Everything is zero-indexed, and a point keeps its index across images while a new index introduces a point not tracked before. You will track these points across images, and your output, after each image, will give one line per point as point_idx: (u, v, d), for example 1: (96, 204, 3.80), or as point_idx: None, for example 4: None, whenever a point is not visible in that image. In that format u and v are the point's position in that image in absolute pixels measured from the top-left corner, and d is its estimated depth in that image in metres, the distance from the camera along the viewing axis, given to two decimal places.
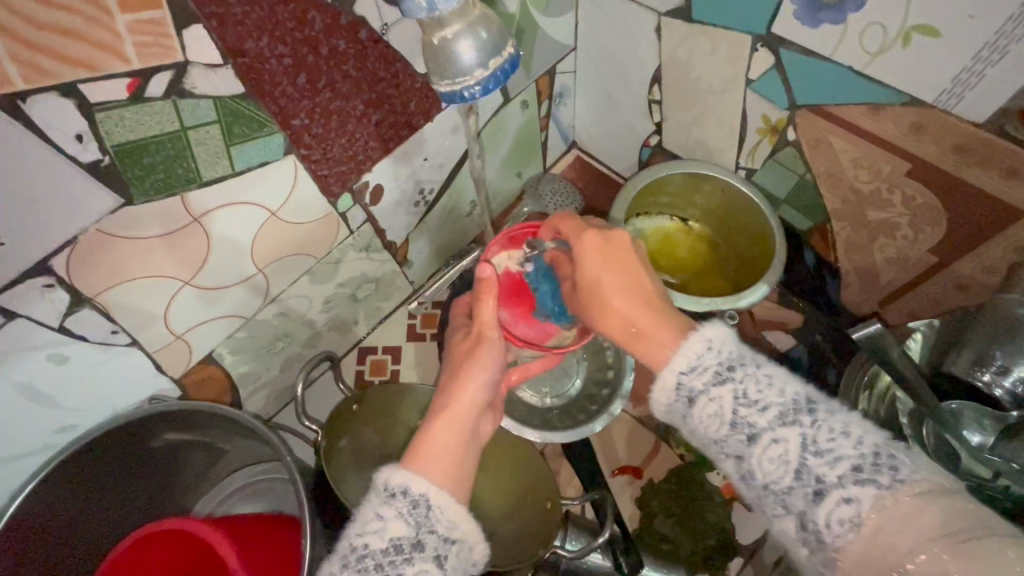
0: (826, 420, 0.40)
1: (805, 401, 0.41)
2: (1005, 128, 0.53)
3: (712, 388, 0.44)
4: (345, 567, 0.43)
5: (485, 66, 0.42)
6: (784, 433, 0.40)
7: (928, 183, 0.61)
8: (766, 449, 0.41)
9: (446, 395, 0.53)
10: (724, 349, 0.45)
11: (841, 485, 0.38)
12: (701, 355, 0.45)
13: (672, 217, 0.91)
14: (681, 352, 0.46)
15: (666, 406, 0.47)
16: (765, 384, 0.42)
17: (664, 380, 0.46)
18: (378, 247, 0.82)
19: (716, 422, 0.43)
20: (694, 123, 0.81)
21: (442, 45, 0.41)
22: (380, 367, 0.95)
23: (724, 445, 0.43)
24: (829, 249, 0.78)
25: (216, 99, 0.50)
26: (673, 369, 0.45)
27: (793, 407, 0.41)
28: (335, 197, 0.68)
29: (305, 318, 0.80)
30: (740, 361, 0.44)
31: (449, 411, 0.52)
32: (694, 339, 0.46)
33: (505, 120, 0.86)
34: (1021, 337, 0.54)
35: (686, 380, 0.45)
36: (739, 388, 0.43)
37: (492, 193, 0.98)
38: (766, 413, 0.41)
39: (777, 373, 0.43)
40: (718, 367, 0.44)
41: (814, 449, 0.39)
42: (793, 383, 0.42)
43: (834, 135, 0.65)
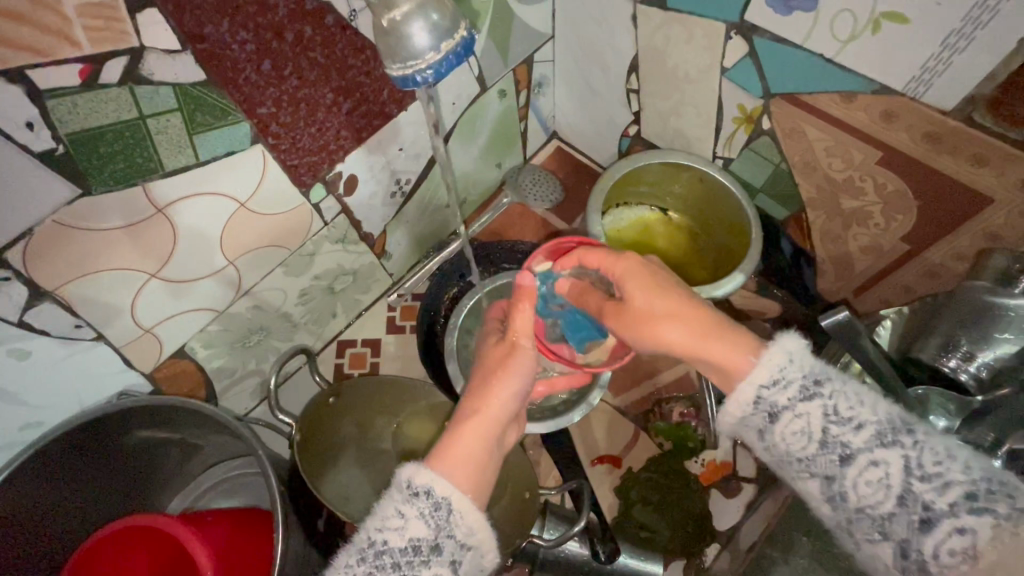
0: (928, 441, 0.40)
1: (902, 422, 0.41)
2: (973, 116, 0.53)
3: (798, 403, 0.44)
4: (363, 561, 0.42)
5: (438, 49, 0.41)
6: (883, 455, 0.41)
7: (900, 171, 0.62)
8: (861, 471, 0.41)
9: (477, 397, 0.53)
10: (806, 364, 0.45)
11: (952, 514, 0.38)
12: (782, 369, 0.45)
13: (652, 206, 0.92)
14: (761, 366, 0.46)
15: (743, 418, 0.47)
16: (857, 402, 0.43)
17: (742, 395, 0.46)
18: (354, 239, 0.81)
19: (803, 440, 0.43)
20: (672, 111, 0.81)
21: (392, 28, 0.40)
22: (359, 360, 0.95)
23: (810, 463, 0.43)
24: (804, 239, 0.79)
25: (176, 86, 0.49)
26: (754, 383, 0.46)
27: (890, 427, 0.41)
28: (307, 188, 0.67)
29: (280, 311, 0.80)
30: (825, 376, 0.44)
31: (482, 415, 0.52)
32: (774, 353, 0.46)
33: (482, 110, 0.85)
34: (987, 325, 0.55)
35: (769, 395, 0.45)
36: (828, 405, 0.43)
37: (472, 184, 0.97)
38: (860, 433, 0.42)
39: (866, 390, 0.43)
40: (804, 382, 0.44)
41: (918, 474, 0.39)
42: (887, 402, 0.42)
43: (808, 123, 0.65)
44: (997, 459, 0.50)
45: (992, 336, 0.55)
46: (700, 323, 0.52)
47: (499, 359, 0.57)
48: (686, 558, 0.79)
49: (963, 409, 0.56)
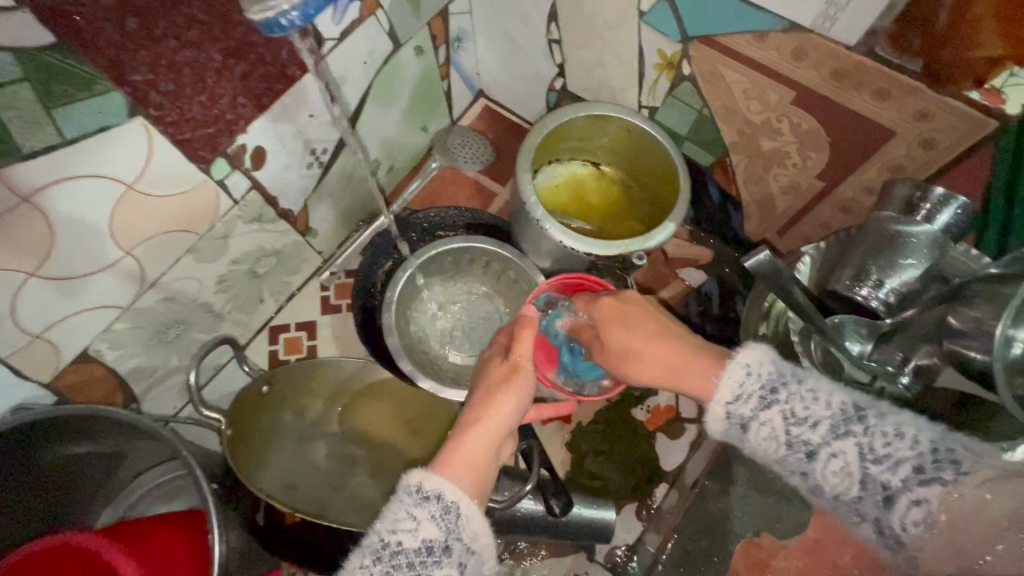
0: (879, 425, 0.40)
1: (854, 409, 0.41)
2: (876, 49, 0.54)
3: (760, 413, 0.44)
4: (377, 561, 0.41)
5: None
6: (840, 445, 0.40)
7: (811, 110, 0.63)
8: (826, 464, 0.41)
9: (480, 409, 0.51)
10: (765, 373, 0.44)
11: (906, 488, 0.38)
12: (741, 382, 0.45)
13: (585, 162, 0.92)
14: (723, 383, 0.45)
15: (718, 430, 0.47)
16: (811, 399, 0.42)
17: (712, 412, 0.46)
18: (271, 217, 0.76)
19: (772, 444, 0.43)
20: (595, 61, 0.79)
21: None
22: (295, 345, 0.90)
23: (785, 463, 0.43)
24: (730, 183, 0.81)
25: (18, 51, 0.42)
26: (719, 401, 0.45)
27: (843, 418, 0.41)
28: (206, 163, 0.61)
29: (197, 301, 0.74)
30: (781, 381, 0.44)
31: (484, 425, 0.50)
32: (732, 368, 0.45)
33: (397, 68, 0.80)
34: (891, 252, 0.58)
35: (734, 410, 0.45)
36: (787, 408, 0.43)
37: (396, 149, 0.93)
38: (817, 429, 0.41)
39: (821, 384, 0.43)
40: (761, 391, 0.44)
41: (873, 457, 0.39)
42: (839, 392, 0.42)
43: (726, 66, 0.65)
44: (904, 377, 0.57)
45: (897, 262, 0.58)
46: (682, 344, 0.52)
47: (500, 379, 0.53)
48: (637, 500, 0.81)
49: (873, 332, 0.60)
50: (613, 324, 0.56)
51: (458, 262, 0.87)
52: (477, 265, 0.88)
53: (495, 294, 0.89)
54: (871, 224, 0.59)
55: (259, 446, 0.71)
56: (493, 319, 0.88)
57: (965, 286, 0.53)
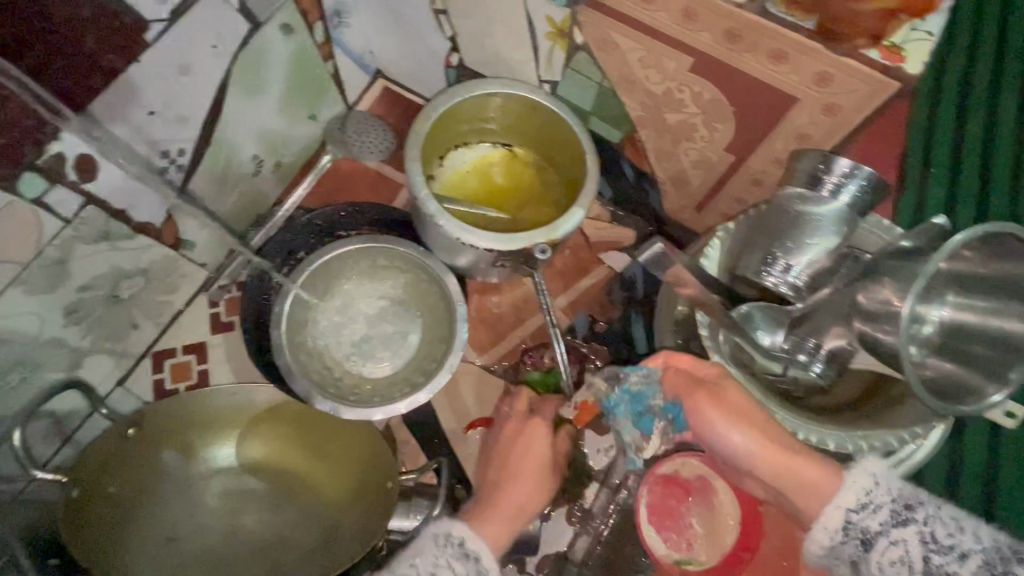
0: None
1: (1009, 549, 0.44)
2: (767, 7, 0.48)
3: (891, 529, 0.46)
4: None
5: None
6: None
7: (710, 77, 0.57)
8: None
9: (507, 485, 0.62)
10: (887, 496, 0.47)
11: None
12: (870, 491, 0.48)
13: (495, 144, 0.85)
14: (848, 489, 0.49)
15: (828, 546, 0.50)
16: (955, 527, 0.45)
17: (831, 518, 0.49)
18: (123, 233, 0.66)
19: (902, 569, 0.45)
20: (484, 32, 0.71)
21: None
22: (184, 371, 0.80)
23: None
24: (642, 160, 0.75)
25: None
26: (843, 507, 0.48)
27: (997, 556, 0.43)
28: (9, 180, 0.53)
29: (41, 338, 0.64)
30: (916, 500, 0.47)
31: (519, 512, 0.60)
32: (858, 474, 0.49)
33: (262, 52, 0.70)
34: (796, 231, 0.53)
35: (859, 520, 0.48)
36: (924, 531, 0.45)
37: (281, 142, 0.83)
38: (965, 563, 0.44)
39: (959, 514, 0.46)
40: (894, 506, 0.47)
41: None
42: (986, 530, 0.45)
43: (616, 32, 0.59)
44: (816, 365, 0.55)
45: (804, 242, 0.53)
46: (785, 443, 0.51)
47: (518, 444, 0.64)
48: None
49: (781, 321, 0.56)
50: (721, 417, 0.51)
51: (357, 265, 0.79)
52: (382, 265, 0.80)
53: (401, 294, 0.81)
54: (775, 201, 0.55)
55: (134, 501, 0.66)
56: (403, 320, 0.80)
57: (875, 264, 0.49)
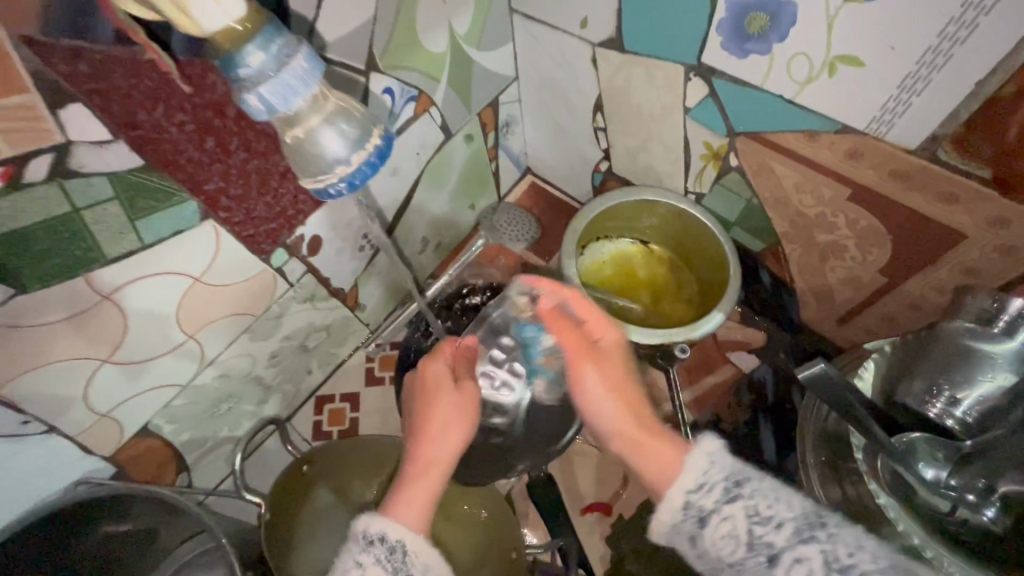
0: (839, 534, 0.42)
1: (815, 516, 0.43)
2: (939, 154, 0.52)
3: (723, 505, 0.45)
4: None
5: (350, 161, 0.41)
6: (804, 551, 0.42)
7: (872, 208, 0.60)
8: (789, 570, 0.42)
9: (419, 447, 0.54)
10: (726, 464, 0.47)
11: None
12: (705, 471, 0.47)
13: (633, 240, 0.91)
14: (689, 469, 0.48)
15: (672, 525, 0.47)
16: (774, 499, 0.44)
17: (673, 499, 0.47)
18: (323, 296, 0.79)
19: (732, 543, 0.44)
20: (640, 148, 0.80)
21: (297, 144, 0.40)
22: (338, 416, 0.91)
23: (742, 567, 0.44)
24: (783, 270, 0.77)
25: (112, 175, 0.46)
26: (682, 488, 0.47)
27: (806, 523, 0.43)
28: (267, 254, 0.65)
29: (249, 376, 0.77)
30: (744, 476, 0.46)
31: (429, 466, 0.53)
32: (698, 456, 0.48)
33: (448, 156, 0.84)
34: (968, 368, 0.53)
35: (697, 500, 0.46)
36: (750, 505, 0.44)
37: (443, 227, 0.96)
38: (782, 531, 0.43)
39: (777, 485, 0.46)
40: (725, 483, 0.46)
41: (837, 567, 0.41)
42: (799, 497, 0.44)
43: (775, 161, 0.64)
44: (989, 509, 0.52)
45: (974, 379, 0.52)
46: (644, 418, 0.55)
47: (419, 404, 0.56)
48: None
49: (951, 455, 0.53)
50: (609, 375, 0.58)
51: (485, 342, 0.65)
52: None
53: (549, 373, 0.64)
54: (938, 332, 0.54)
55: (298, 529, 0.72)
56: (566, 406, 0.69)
57: None
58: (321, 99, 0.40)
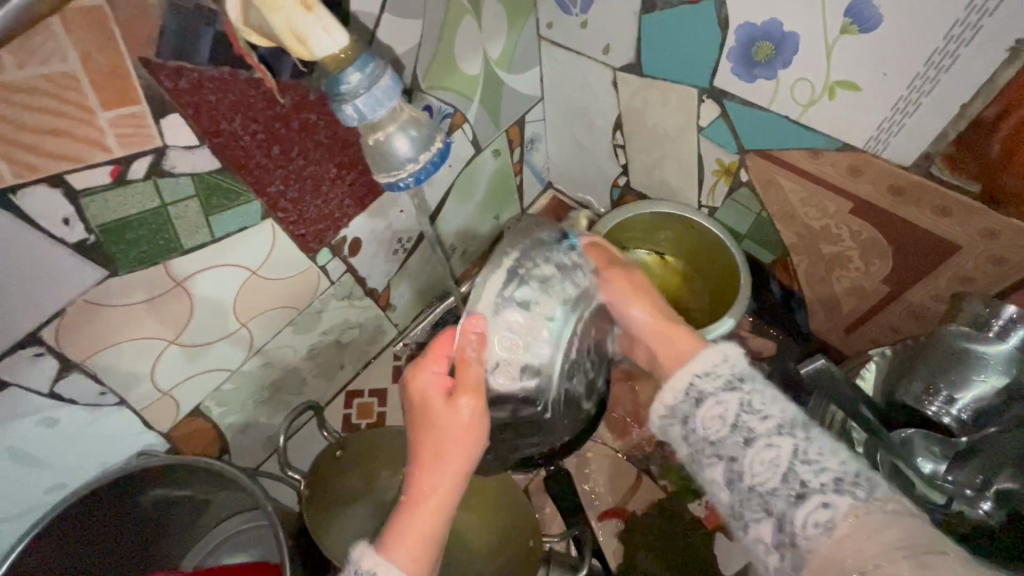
0: (816, 439, 0.46)
1: (798, 421, 0.47)
2: (932, 170, 0.57)
3: (721, 391, 0.49)
4: None
5: (417, 160, 0.45)
6: (779, 440, 0.45)
7: (874, 220, 0.65)
8: (758, 452, 0.46)
9: (422, 476, 0.50)
10: (726, 369, 0.50)
11: (821, 491, 0.43)
12: (715, 364, 0.51)
13: (649, 251, 0.96)
14: (698, 358, 0.52)
15: (671, 405, 0.52)
16: (768, 399, 0.48)
17: (677, 379, 0.52)
18: (359, 294, 0.85)
19: (718, 424, 0.48)
20: (656, 164, 0.86)
21: (375, 145, 0.44)
22: (367, 410, 0.97)
23: (720, 446, 0.48)
24: (792, 281, 0.81)
25: (194, 175, 0.53)
26: (690, 370, 0.52)
27: (790, 422, 0.47)
28: (314, 253, 0.71)
29: (290, 367, 0.83)
30: (743, 379, 0.50)
31: (430, 499, 0.49)
32: (711, 352, 0.52)
33: (478, 169, 0.91)
34: (963, 369, 0.56)
35: (700, 381, 0.51)
36: (746, 398, 0.48)
37: (471, 236, 1.02)
38: (765, 421, 0.47)
39: (777, 394, 0.49)
40: (730, 376, 0.50)
41: (802, 458, 0.44)
42: (791, 406, 0.48)
43: (783, 176, 0.69)
44: (985, 503, 0.54)
45: (969, 378, 0.55)
46: (671, 321, 0.57)
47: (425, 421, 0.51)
48: None
49: (947, 450, 0.59)
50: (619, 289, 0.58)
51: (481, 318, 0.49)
52: None
53: (556, 320, 0.51)
54: (935, 336, 0.57)
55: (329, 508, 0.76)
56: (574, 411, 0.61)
57: None
58: (399, 107, 0.44)
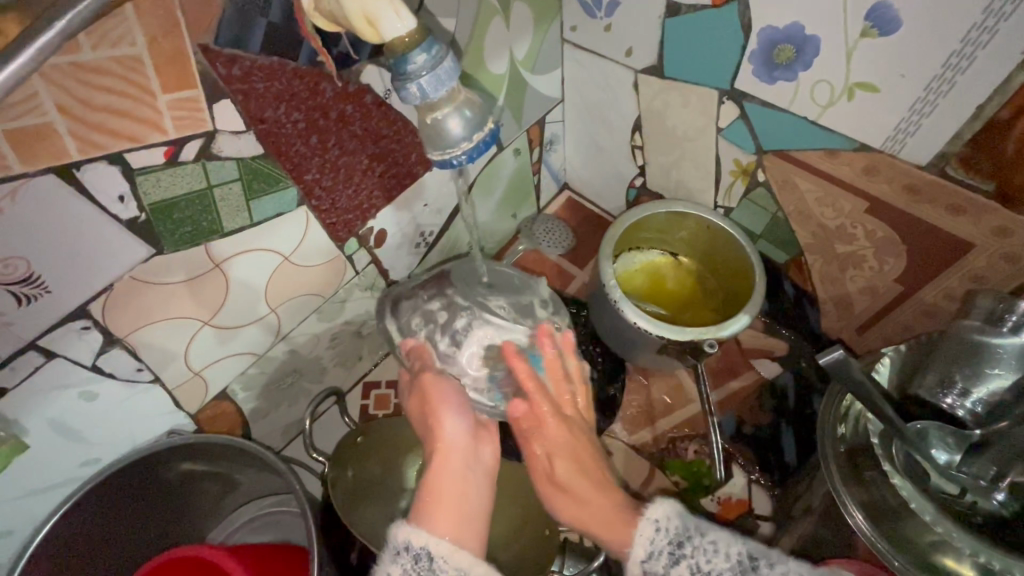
0: (773, 574, 0.48)
1: (748, 559, 0.49)
2: (946, 170, 0.59)
3: (671, 569, 0.50)
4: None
5: (470, 139, 0.47)
6: None
7: (890, 220, 0.67)
8: None
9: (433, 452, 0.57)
10: (672, 527, 0.52)
11: None
12: (652, 538, 0.52)
13: (663, 251, 0.98)
14: (637, 541, 0.52)
15: None
16: (713, 552, 0.50)
17: (632, 572, 0.52)
18: (381, 286, 0.86)
19: None
20: (674, 165, 0.88)
21: (433, 124, 0.46)
22: (383, 401, 0.99)
23: None
24: (805, 281, 0.83)
25: (239, 160, 0.55)
26: (636, 559, 0.52)
27: (741, 571, 0.49)
28: (342, 242, 0.73)
29: (312, 355, 0.84)
30: (687, 535, 0.51)
31: (443, 469, 0.56)
32: (643, 526, 0.52)
33: (498, 167, 0.93)
34: (978, 362, 0.57)
35: (649, 566, 0.51)
36: (694, 564, 0.50)
37: (489, 234, 1.04)
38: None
39: (720, 536, 0.51)
40: (671, 546, 0.51)
41: None
42: (735, 545, 0.50)
43: (799, 176, 0.71)
44: (999, 492, 0.57)
45: (983, 372, 0.57)
46: (597, 481, 0.60)
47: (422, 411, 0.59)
48: None
49: (962, 442, 0.59)
50: (557, 453, 0.60)
51: (413, 336, 0.62)
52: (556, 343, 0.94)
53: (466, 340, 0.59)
54: (953, 331, 0.58)
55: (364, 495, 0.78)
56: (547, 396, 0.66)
57: None
58: (456, 89, 0.46)
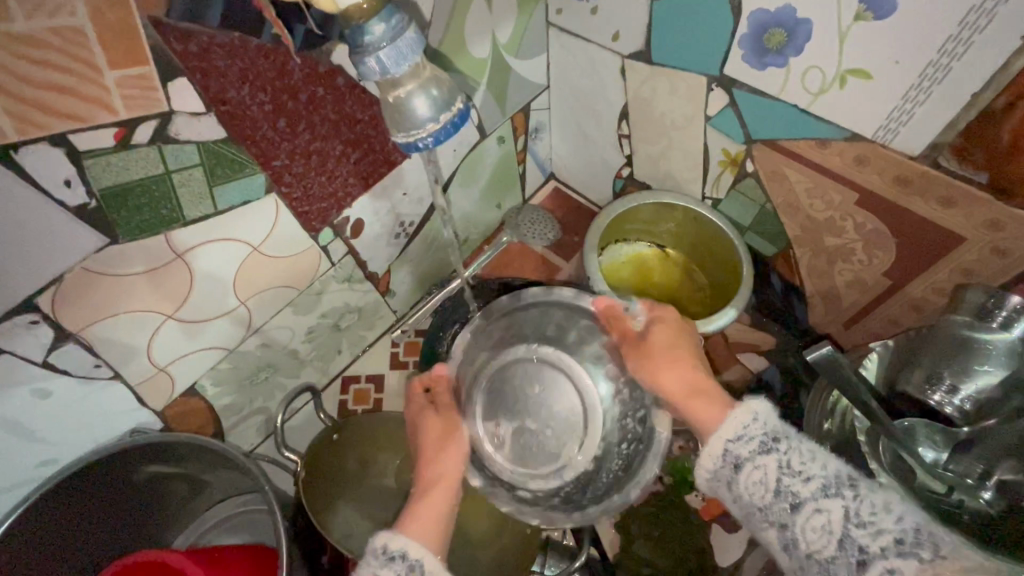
0: (867, 494, 0.46)
1: (846, 475, 0.47)
2: (939, 160, 0.57)
3: (758, 456, 0.50)
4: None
5: (437, 120, 0.44)
6: (826, 503, 0.46)
7: (880, 212, 0.65)
8: (809, 517, 0.47)
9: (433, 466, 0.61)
10: (762, 430, 0.51)
11: (884, 555, 0.43)
12: (747, 425, 0.52)
13: (650, 243, 0.96)
14: (728, 423, 0.53)
15: (712, 470, 0.53)
16: (808, 456, 0.49)
17: (712, 448, 0.53)
18: (360, 278, 0.83)
19: (761, 489, 0.49)
20: (661, 155, 0.86)
21: (397, 104, 0.44)
22: (363, 396, 0.96)
23: (769, 511, 0.49)
24: (793, 274, 0.82)
25: (200, 144, 0.52)
26: (722, 438, 0.52)
27: (836, 480, 0.47)
28: (316, 232, 0.70)
29: (287, 348, 0.81)
30: (781, 437, 0.50)
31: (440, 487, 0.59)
32: (741, 413, 0.52)
33: (482, 156, 0.90)
34: (965, 357, 0.56)
35: (733, 449, 0.52)
36: (784, 458, 0.49)
37: (472, 224, 1.01)
38: (809, 484, 0.48)
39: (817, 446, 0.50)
40: (764, 437, 0.51)
41: (857, 521, 0.45)
42: (833, 459, 0.48)
43: (789, 166, 0.69)
44: (986, 491, 0.56)
45: (971, 368, 0.56)
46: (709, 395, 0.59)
47: (439, 431, 0.63)
48: None
49: (948, 439, 0.60)
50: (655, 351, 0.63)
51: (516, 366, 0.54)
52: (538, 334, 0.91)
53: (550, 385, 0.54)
54: (941, 326, 0.58)
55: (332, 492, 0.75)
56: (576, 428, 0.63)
57: None
58: (422, 66, 0.44)
